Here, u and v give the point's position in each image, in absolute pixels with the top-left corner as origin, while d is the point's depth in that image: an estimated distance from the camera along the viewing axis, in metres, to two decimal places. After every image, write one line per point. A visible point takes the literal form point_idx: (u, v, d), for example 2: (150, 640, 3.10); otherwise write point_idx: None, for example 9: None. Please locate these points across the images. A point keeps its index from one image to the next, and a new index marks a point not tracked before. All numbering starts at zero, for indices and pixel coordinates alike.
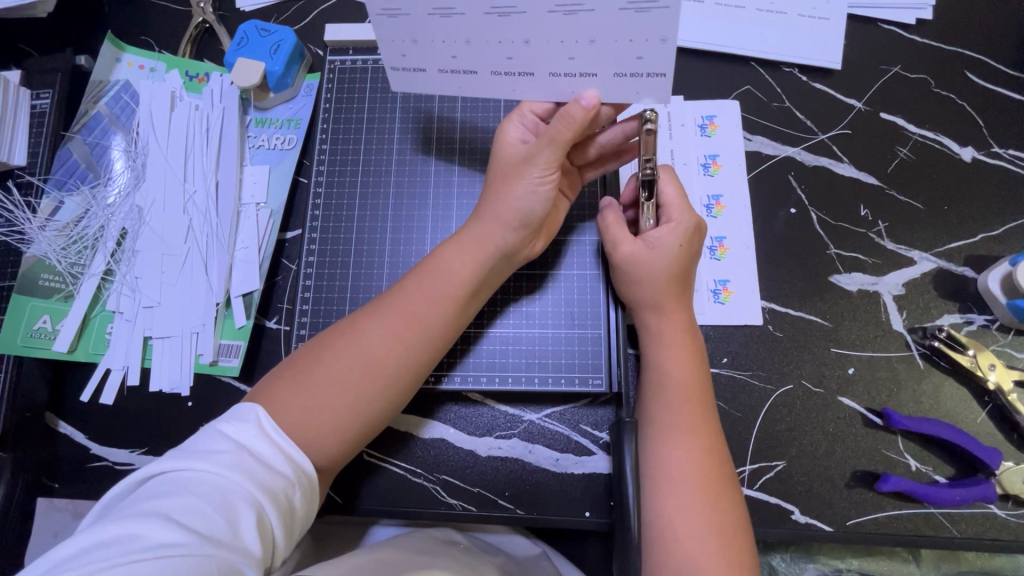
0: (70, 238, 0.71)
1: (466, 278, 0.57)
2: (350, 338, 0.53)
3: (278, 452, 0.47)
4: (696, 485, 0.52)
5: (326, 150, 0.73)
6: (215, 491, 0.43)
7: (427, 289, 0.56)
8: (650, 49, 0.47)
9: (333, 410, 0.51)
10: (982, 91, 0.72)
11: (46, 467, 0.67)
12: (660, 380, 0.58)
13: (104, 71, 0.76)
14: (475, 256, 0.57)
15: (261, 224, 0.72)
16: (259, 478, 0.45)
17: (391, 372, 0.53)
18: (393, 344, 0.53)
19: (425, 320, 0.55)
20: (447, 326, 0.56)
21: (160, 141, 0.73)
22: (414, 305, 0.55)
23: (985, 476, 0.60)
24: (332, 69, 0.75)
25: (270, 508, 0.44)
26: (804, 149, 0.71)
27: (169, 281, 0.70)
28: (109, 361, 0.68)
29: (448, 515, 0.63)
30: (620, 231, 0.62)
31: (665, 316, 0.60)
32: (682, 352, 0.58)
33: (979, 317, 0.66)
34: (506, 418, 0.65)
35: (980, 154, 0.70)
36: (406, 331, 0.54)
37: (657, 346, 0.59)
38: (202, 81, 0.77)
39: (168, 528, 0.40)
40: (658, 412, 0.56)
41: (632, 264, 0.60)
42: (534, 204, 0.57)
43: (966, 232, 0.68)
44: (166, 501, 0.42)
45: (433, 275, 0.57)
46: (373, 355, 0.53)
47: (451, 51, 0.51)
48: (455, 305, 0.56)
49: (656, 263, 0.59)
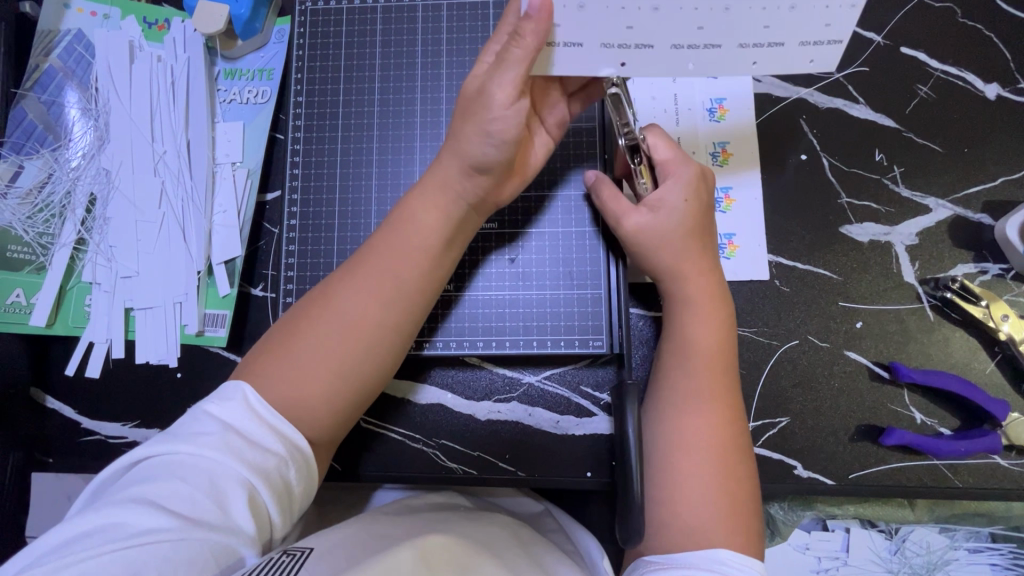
0: (35, 206, 0.66)
1: (434, 226, 0.53)
2: (326, 306, 0.50)
3: (269, 430, 0.45)
4: (712, 452, 0.51)
5: (302, 102, 0.67)
6: (201, 474, 0.41)
7: (395, 240, 0.52)
8: (842, 14, 0.44)
9: (319, 380, 0.48)
10: (1014, 21, 0.66)
11: (38, 443, 0.65)
12: (688, 347, 0.56)
13: (54, 20, 0.69)
14: (443, 203, 0.53)
15: (238, 186, 0.67)
16: (251, 458, 0.43)
17: (372, 336, 0.50)
18: (374, 305, 0.50)
19: (401, 275, 0.51)
20: (423, 282, 0.53)
21: (122, 98, 0.68)
22: (387, 262, 0.51)
23: (991, 427, 0.59)
24: (303, 12, 0.68)
25: (263, 486, 0.43)
26: (817, 90, 0.66)
27: (146, 250, 0.66)
28: (91, 334, 0.66)
29: (449, 479, 0.62)
30: (618, 203, 0.58)
31: (683, 277, 0.56)
32: (708, 318, 0.56)
33: (994, 266, 0.63)
34: (504, 381, 0.64)
35: (1005, 91, 0.65)
36: (383, 291, 0.51)
37: (680, 309, 0.57)
38: (163, 29, 0.70)
39: (152, 515, 0.39)
40: (677, 383, 0.55)
41: (648, 229, 0.56)
42: (488, 148, 0.49)
43: (984, 177, 0.64)
44: (149, 486, 0.41)
45: (401, 227, 0.53)
46: (353, 320, 0.50)
47: (627, 21, 0.44)
48: (431, 258, 0.53)
49: (665, 223, 0.56)
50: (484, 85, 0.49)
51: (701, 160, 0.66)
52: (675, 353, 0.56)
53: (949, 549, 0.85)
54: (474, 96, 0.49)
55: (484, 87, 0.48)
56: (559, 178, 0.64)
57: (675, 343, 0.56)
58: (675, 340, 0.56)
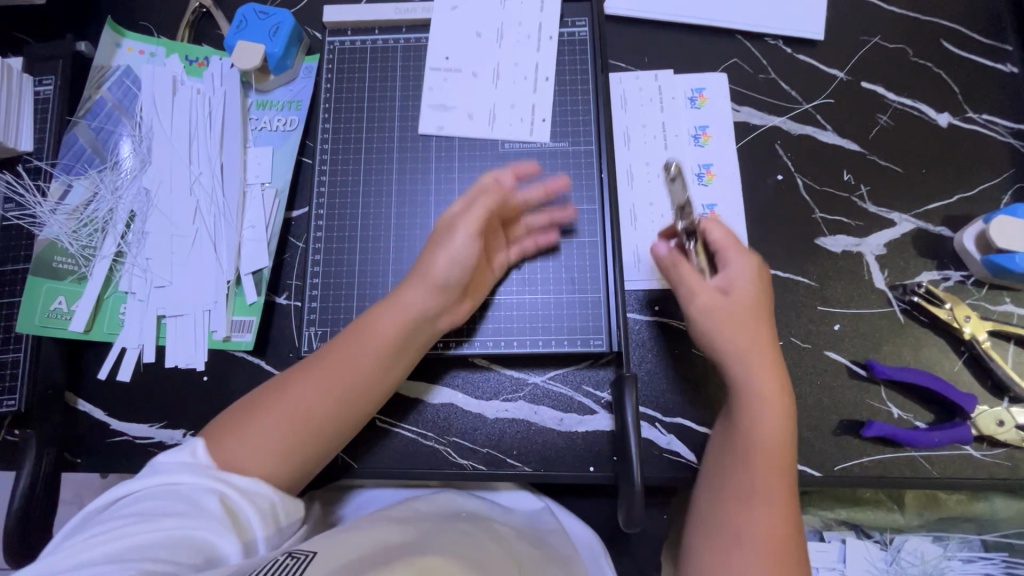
0: (80, 221, 0.72)
1: (389, 333, 0.59)
2: (284, 389, 0.56)
3: (233, 450, 0.52)
4: (771, 557, 0.52)
5: (329, 128, 0.75)
6: (172, 487, 0.48)
7: (355, 339, 0.59)
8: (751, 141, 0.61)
9: (272, 450, 0.53)
10: (958, 60, 0.76)
11: (69, 443, 0.68)
12: (759, 442, 0.56)
13: (106, 57, 0.76)
14: (401, 319, 0.59)
15: (267, 204, 0.74)
16: (216, 470, 0.50)
17: (321, 419, 0.56)
18: (327, 398, 0.56)
19: (354, 372, 0.57)
20: (375, 377, 0.58)
21: (165, 126, 0.75)
22: (348, 360, 0.57)
23: (962, 420, 0.64)
24: (332, 50, 0.77)
25: (231, 487, 0.49)
26: (790, 119, 0.75)
27: (179, 261, 0.72)
28: (124, 340, 0.70)
29: (460, 475, 0.66)
30: (693, 280, 0.61)
31: (752, 369, 0.58)
32: (777, 418, 0.57)
33: (955, 273, 0.69)
34: (511, 381, 0.68)
35: (955, 119, 0.74)
36: (337, 386, 0.57)
37: (751, 399, 0.57)
38: (203, 65, 0.78)
39: (131, 518, 0.46)
40: (736, 474, 0.56)
41: (714, 312, 0.59)
42: (454, 274, 0.60)
43: (942, 194, 0.72)
44: (124, 504, 0.47)
45: (360, 329, 0.59)
46: (304, 405, 0.55)
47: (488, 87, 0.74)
48: (383, 362, 0.59)
49: (745, 303, 0.60)
50: (453, 219, 0.61)
51: (688, 180, 0.73)
52: (743, 451, 0.57)
53: (945, 559, 0.88)
54: (444, 231, 0.61)
55: (453, 222, 0.61)
56: (562, 193, 0.71)
57: (741, 437, 0.57)
58: (742, 430, 0.57)
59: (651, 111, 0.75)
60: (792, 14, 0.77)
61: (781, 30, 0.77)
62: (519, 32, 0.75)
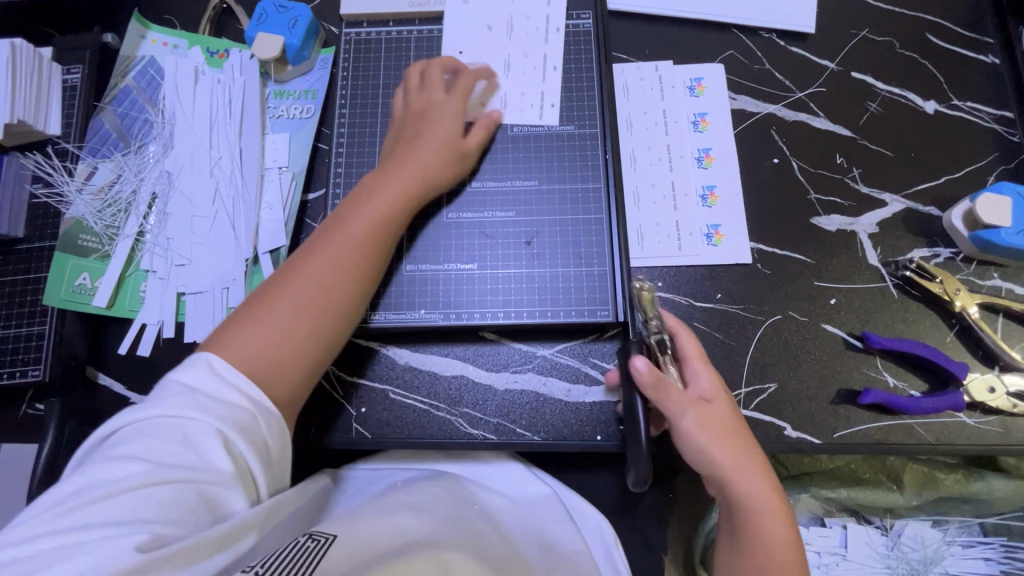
0: (105, 202, 0.75)
1: (382, 215, 0.63)
2: (289, 286, 0.58)
3: (232, 387, 0.51)
4: None
5: (345, 114, 0.78)
6: (174, 430, 0.48)
7: (349, 235, 0.61)
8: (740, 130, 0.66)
9: (288, 340, 0.56)
10: (943, 51, 0.80)
11: (90, 416, 0.70)
12: (771, 557, 0.52)
13: (131, 48, 0.80)
14: (392, 198, 0.64)
15: (284, 186, 0.76)
16: (220, 414, 0.49)
17: (329, 304, 0.59)
18: (332, 286, 0.59)
19: (354, 255, 0.61)
20: (375, 247, 0.62)
21: (187, 112, 0.78)
22: (346, 254, 0.60)
23: (955, 387, 0.66)
24: (348, 41, 0.80)
25: (235, 435, 0.49)
26: (785, 106, 0.78)
27: (199, 241, 0.75)
28: (145, 316, 0.73)
29: (471, 445, 0.68)
30: (678, 399, 0.57)
31: (753, 482, 0.54)
32: (785, 529, 0.53)
33: (945, 250, 0.72)
34: (521, 354, 0.71)
35: (941, 106, 0.78)
36: (340, 274, 0.60)
37: (756, 515, 0.53)
38: (222, 57, 0.81)
39: (137, 465, 0.46)
40: None
41: (706, 425, 0.56)
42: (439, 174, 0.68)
43: (930, 176, 0.75)
44: (127, 447, 0.47)
45: (352, 222, 0.62)
46: (313, 293, 0.58)
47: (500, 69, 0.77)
48: (379, 241, 0.62)
49: (728, 419, 0.57)
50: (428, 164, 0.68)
51: (688, 163, 0.76)
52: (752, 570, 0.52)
53: (945, 544, 0.89)
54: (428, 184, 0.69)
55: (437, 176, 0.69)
56: (568, 175, 0.74)
57: (755, 554, 0.53)
58: (758, 551, 0.53)
59: (651, 99, 0.79)
60: (784, 9, 0.81)
61: (775, 23, 0.81)
62: (527, 24, 0.79)
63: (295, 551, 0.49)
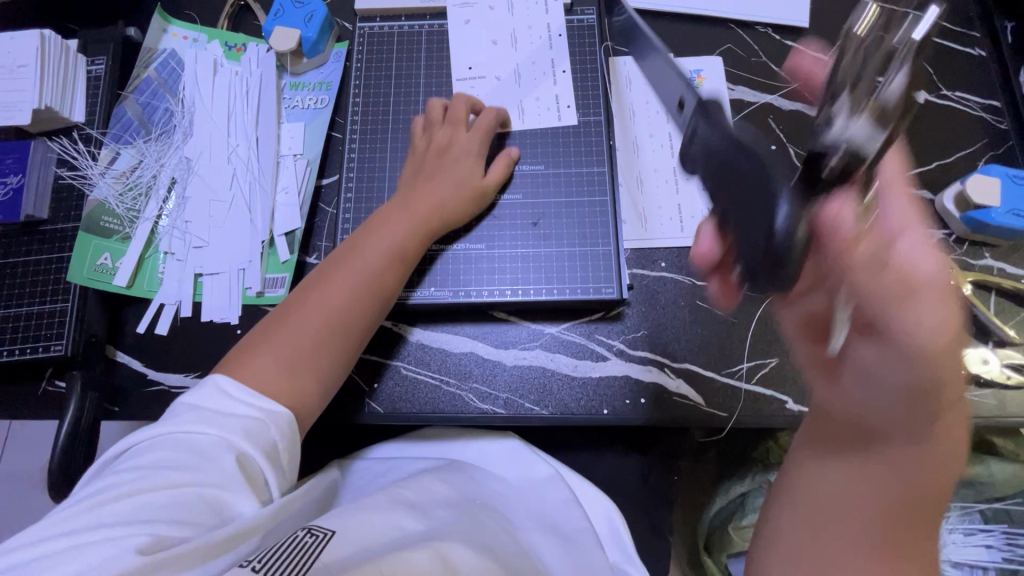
0: (127, 185, 0.77)
1: (383, 251, 0.65)
2: (289, 320, 0.60)
3: (242, 400, 0.53)
4: None
5: (359, 103, 0.81)
6: (186, 440, 0.50)
7: (351, 269, 0.64)
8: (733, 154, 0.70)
9: (285, 373, 0.57)
10: (932, 45, 0.83)
11: (109, 392, 0.72)
12: (915, 485, 0.43)
13: (153, 41, 0.83)
14: (394, 236, 0.67)
15: (299, 172, 0.79)
16: (227, 423, 0.51)
17: (329, 339, 0.61)
18: (331, 318, 0.61)
19: (354, 293, 0.63)
20: (376, 288, 0.64)
21: (207, 102, 0.81)
22: (347, 288, 0.63)
23: None
24: (362, 34, 0.84)
25: (241, 442, 0.51)
26: (782, 96, 0.81)
27: (216, 224, 0.77)
28: (163, 296, 0.75)
29: (481, 419, 0.70)
30: (886, 277, 0.43)
31: (940, 400, 0.43)
32: (948, 456, 0.44)
33: (938, 231, 0.75)
34: (529, 332, 0.73)
35: (931, 96, 0.81)
36: (339, 310, 0.62)
37: (913, 432, 0.44)
38: (240, 50, 0.84)
39: (149, 473, 0.47)
40: (883, 523, 0.43)
41: (914, 323, 0.42)
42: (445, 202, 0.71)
43: (922, 162, 0.78)
44: (139, 458, 0.49)
45: (354, 257, 0.65)
46: (314, 329, 0.60)
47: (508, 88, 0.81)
48: (379, 279, 0.64)
49: (949, 321, 0.42)
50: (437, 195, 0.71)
51: None
52: (893, 489, 0.43)
53: (946, 532, 0.91)
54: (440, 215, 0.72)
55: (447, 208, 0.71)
56: (573, 160, 0.77)
57: (899, 472, 0.43)
58: (902, 479, 0.43)
59: (653, 89, 0.82)
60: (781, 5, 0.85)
61: (771, 18, 0.84)
62: (534, 21, 0.83)
63: (294, 545, 0.48)
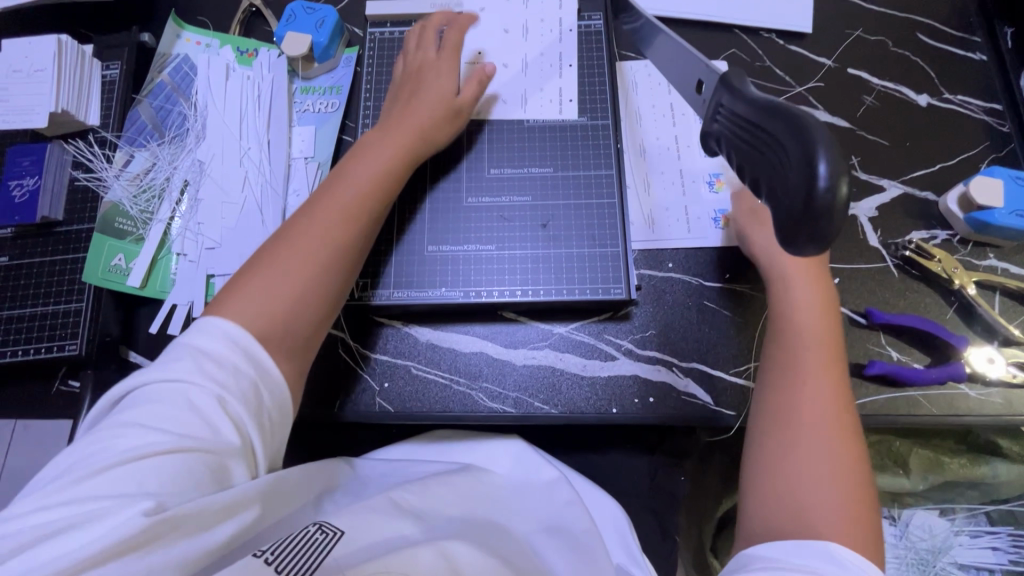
0: (140, 187, 0.78)
1: (369, 177, 0.63)
2: (283, 250, 0.56)
3: (235, 350, 0.49)
4: (834, 433, 0.52)
5: (370, 106, 0.82)
6: (178, 396, 0.46)
7: (337, 194, 0.60)
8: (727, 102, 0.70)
9: (282, 298, 0.54)
10: (933, 50, 0.84)
11: None
12: (795, 327, 0.59)
13: (167, 46, 0.85)
14: (379, 161, 0.64)
15: (310, 174, 0.80)
16: (221, 380, 0.47)
17: (322, 264, 0.57)
18: (324, 242, 0.57)
19: (344, 214, 0.59)
20: (365, 207, 0.61)
21: (219, 105, 0.82)
22: (335, 212, 0.59)
23: (955, 359, 0.69)
24: (372, 40, 0.85)
25: (234, 399, 0.47)
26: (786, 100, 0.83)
27: (228, 225, 0.78)
28: (175, 297, 0.76)
29: (491, 418, 0.70)
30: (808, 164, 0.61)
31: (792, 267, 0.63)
32: (814, 298, 0.61)
33: (942, 232, 0.76)
34: (538, 332, 0.73)
35: (933, 100, 0.82)
36: (330, 231, 0.58)
37: (785, 286, 0.63)
38: (252, 56, 0.86)
39: (143, 433, 0.44)
40: (789, 356, 0.57)
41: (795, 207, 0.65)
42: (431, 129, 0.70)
43: (926, 164, 0.79)
44: (132, 412, 0.46)
45: (340, 182, 0.62)
46: (307, 250, 0.56)
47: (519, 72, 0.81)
48: (365, 199, 0.61)
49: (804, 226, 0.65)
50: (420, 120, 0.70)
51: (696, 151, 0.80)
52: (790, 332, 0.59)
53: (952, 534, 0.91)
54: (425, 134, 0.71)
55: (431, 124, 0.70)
56: (581, 162, 0.78)
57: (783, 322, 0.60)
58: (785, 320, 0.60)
59: (659, 92, 0.83)
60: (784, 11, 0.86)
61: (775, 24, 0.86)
62: (542, 26, 0.84)
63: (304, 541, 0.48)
